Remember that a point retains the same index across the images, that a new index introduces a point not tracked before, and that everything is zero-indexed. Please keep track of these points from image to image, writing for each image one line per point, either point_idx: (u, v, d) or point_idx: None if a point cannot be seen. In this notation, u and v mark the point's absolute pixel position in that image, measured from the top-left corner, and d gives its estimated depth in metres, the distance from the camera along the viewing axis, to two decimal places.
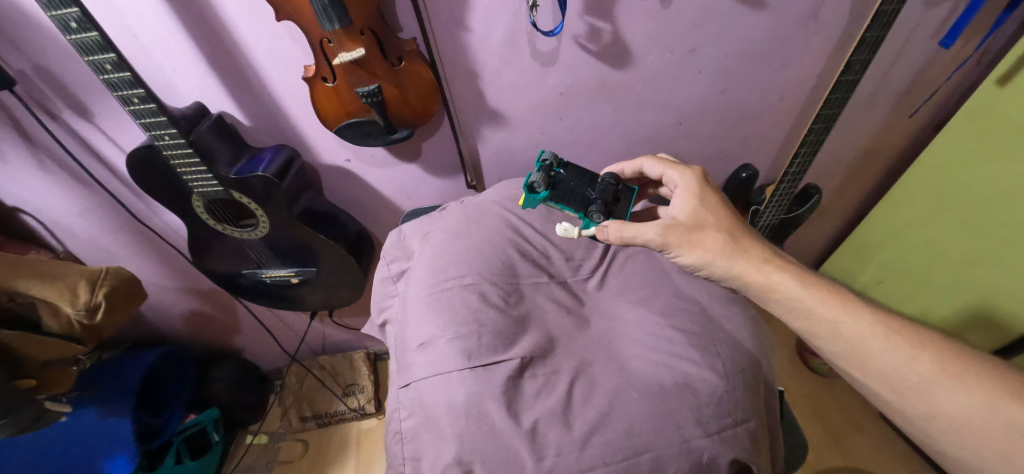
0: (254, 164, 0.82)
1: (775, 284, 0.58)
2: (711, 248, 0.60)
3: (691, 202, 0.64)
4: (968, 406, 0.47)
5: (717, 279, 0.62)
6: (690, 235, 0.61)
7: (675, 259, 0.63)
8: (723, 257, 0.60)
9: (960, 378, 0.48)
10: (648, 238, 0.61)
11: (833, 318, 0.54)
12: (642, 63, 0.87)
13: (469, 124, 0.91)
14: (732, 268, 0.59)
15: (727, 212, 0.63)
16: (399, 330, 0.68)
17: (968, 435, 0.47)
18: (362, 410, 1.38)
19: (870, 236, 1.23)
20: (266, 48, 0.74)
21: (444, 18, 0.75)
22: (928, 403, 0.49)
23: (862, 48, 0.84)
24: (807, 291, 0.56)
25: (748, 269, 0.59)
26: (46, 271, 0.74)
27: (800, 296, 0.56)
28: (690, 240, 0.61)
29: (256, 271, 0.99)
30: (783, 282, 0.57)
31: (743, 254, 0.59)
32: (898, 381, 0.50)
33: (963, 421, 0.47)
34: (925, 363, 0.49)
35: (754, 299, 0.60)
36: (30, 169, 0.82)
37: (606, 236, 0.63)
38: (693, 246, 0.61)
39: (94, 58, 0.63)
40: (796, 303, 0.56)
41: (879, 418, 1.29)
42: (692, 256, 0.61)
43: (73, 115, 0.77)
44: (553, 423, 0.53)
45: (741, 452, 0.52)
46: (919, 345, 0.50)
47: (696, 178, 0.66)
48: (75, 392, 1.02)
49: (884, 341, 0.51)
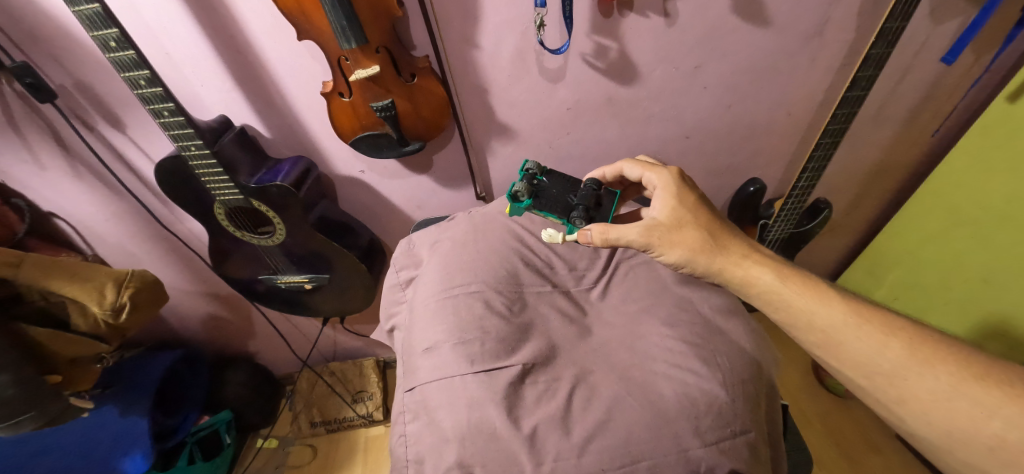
0: (273, 174, 0.86)
1: (753, 278, 0.59)
2: (691, 246, 0.62)
3: (670, 202, 0.64)
4: (937, 389, 0.47)
5: (700, 275, 0.63)
6: (670, 234, 0.62)
7: (658, 259, 0.64)
8: (703, 254, 0.61)
9: (929, 362, 0.48)
10: (631, 239, 0.62)
11: (809, 309, 0.55)
12: (648, 79, 0.89)
13: (479, 138, 0.94)
14: (713, 265, 0.61)
15: (707, 212, 0.64)
16: (405, 335, 0.70)
17: (938, 419, 0.47)
18: (370, 417, 1.39)
19: (883, 251, 1.22)
20: (287, 65, 0.78)
21: (455, 36, 0.78)
22: (899, 387, 0.49)
23: (867, 64, 0.85)
24: (784, 284, 0.58)
25: (728, 265, 0.60)
26: (78, 271, 0.78)
27: (778, 289, 0.58)
28: (670, 239, 0.62)
29: (272, 277, 1.03)
30: (761, 276, 0.59)
31: (722, 250, 0.61)
32: (870, 367, 0.51)
33: (932, 404, 0.47)
34: (895, 348, 0.50)
35: (738, 294, 0.62)
36: (66, 176, 0.88)
37: (588, 239, 0.63)
38: (673, 245, 0.62)
39: (130, 74, 0.67)
40: (775, 296, 0.58)
41: (896, 440, 1.26)
42: (674, 254, 0.62)
43: (108, 126, 0.82)
44: (552, 428, 0.54)
45: (740, 463, 0.52)
46: (889, 331, 0.51)
47: (671, 178, 0.67)
48: (98, 390, 1.06)
49: (856, 329, 0.52)
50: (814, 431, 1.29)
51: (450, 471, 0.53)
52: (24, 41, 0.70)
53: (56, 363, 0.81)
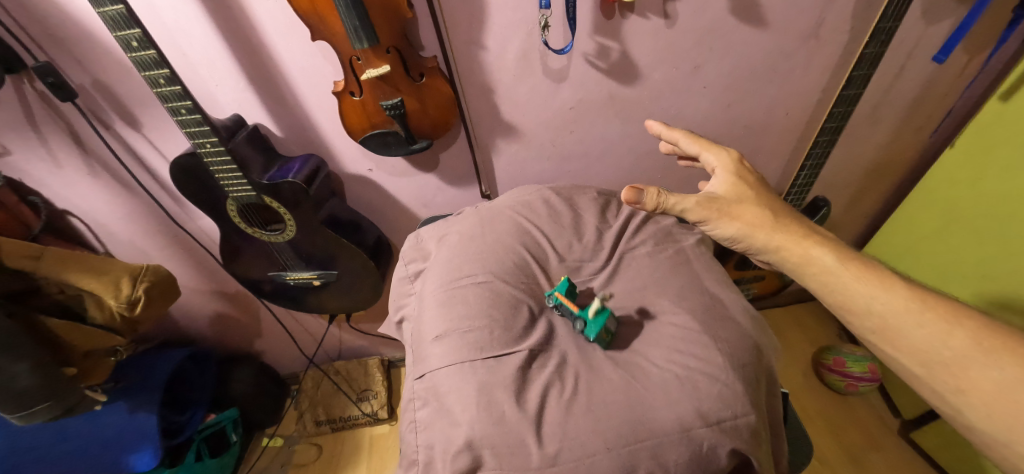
0: (285, 171, 0.89)
1: (813, 258, 0.58)
2: (750, 221, 0.61)
3: (730, 180, 0.64)
4: (1000, 381, 0.48)
5: (754, 252, 0.62)
6: (730, 209, 0.62)
7: (711, 233, 0.63)
8: (763, 230, 0.60)
9: (994, 353, 0.49)
10: (687, 208, 0.60)
11: (869, 293, 0.55)
12: (649, 79, 0.92)
13: (485, 136, 0.97)
14: (773, 241, 0.60)
15: (767, 193, 0.64)
16: (415, 326, 0.72)
17: (998, 410, 0.48)
18: (375, 415, 1.41)
19: (886, 249, 1.24)
20: (300, 65, 0.80)
21: (462, 37, 0.81)
22: (960, 376, 0.50)
23: (862, 63, 0.88)
24: (844, 266, 0.57)
25: (787, 243, 0.60)
26: (96, 266, 0.80)
27: (837, 271, 0.57)
28: (730, 212, 0.62)
29: (281, 273, 1.05)
30: (821, 255, 0.58)
31: (783, 228, 0.60)
32: (931, 355, 0.52)
33: (995, 395, 0.48)
34: (960, 338, 0.51)
35: (789, 272, 0.61)
36: (81, 174, 0.90)
37: (640, 201, 0.59)
38: (732, 219, 0.61)
39: (150, 73, 0.70)
40: (832, 277, 0.57)
41: (895, 436, 1.28)
42: (731, 228, 0.61)
43: (124, 125, 0.85)
44: (557, 411, 0.56)
45: (741, 443, 0.54)
46: (955, 321, 0.52)
47: (732, 158, 0.67)
48: (110, 384, 1.08)
49: (919, 317, 0.53)
50: (815, 427, 1.30)
51: (460, 453, 0.55)
52: (45, 41, 0.73)
53: (71, 356, 0.83)
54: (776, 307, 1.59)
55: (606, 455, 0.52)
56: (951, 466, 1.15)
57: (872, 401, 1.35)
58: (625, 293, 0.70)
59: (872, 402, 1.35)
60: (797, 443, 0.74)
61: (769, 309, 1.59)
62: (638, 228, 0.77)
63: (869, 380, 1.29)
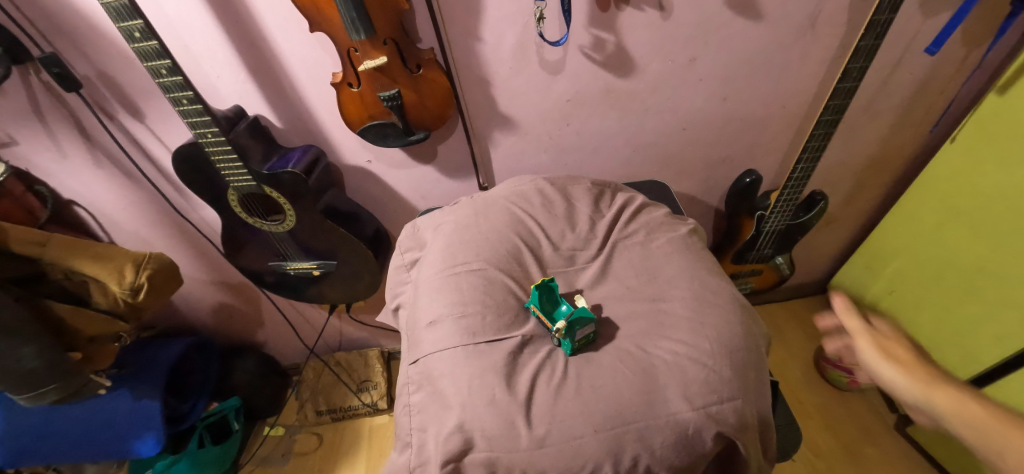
0: (284, 161, 0.90)
1: (964, 405, 0.50)
2: (913, 371, 0.55)
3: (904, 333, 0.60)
4: None
5: (906, 406, 0.56)
6: (896, 352, 0.57)
7: (868, 373, 0.59)
8: (923, 382, 0.54)
9: None
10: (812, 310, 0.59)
11: (1004, 429, 0.47)
12: (645, 71, 0.93)
13: (482, 128, 0.98)
14: (927, 390, 0.53)
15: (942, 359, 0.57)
16: (411, 312, 0.73)
17: None
18: (374, 406, 1.43)
19: (886, 243, 1.24)
20: (299, 57, 0.82)
21: (459, 29, 0.82)
22: None
23: (857, 56, 0.87)
24: (996, 414, 0.48)
25: (945, 398, 0.52)
26: (99, 252, 0.82)
27: (983, 421, 0.48)
28: (896, 356, 0.57)
29: (281, 263, 1.06)
30: (975, 408, 0.50)
31: (946, 382, 0.53)
32: None
33: None
34: None
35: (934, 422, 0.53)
36: (86, 165, 0.92)
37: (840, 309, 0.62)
38: (895, 363, 0.56)
39: (152, 64, 0.71)
40: (978, 426, 0.48)
41: (891, 430, 1.28)
42: (887, 372, 0.57)
43: (128, 116, 0.87)
44: (546, 393, 0.57)
45: (726, 427, 0.55)
46: None
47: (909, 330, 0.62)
48: (114, 371, 1.10)
49: None
50: (812, 422, 1.31)
51: (451, 435, 0.56)
52: (51, 32, 0.74)
53: (77, 341, 0.86)
54: (774, 302, 1.60)
55: (593, 437, 0.54)
56: (947, 460, 1.15)
57: (869, 396, 1.35)
58: (618, 282, 0.70)
59: (869, 397, 1.35)
60: (788, 431, 0.75)
61: (767, 303, 1.60)
62: (631, 218, 0.78)
63: (871, 378, 1.28)
